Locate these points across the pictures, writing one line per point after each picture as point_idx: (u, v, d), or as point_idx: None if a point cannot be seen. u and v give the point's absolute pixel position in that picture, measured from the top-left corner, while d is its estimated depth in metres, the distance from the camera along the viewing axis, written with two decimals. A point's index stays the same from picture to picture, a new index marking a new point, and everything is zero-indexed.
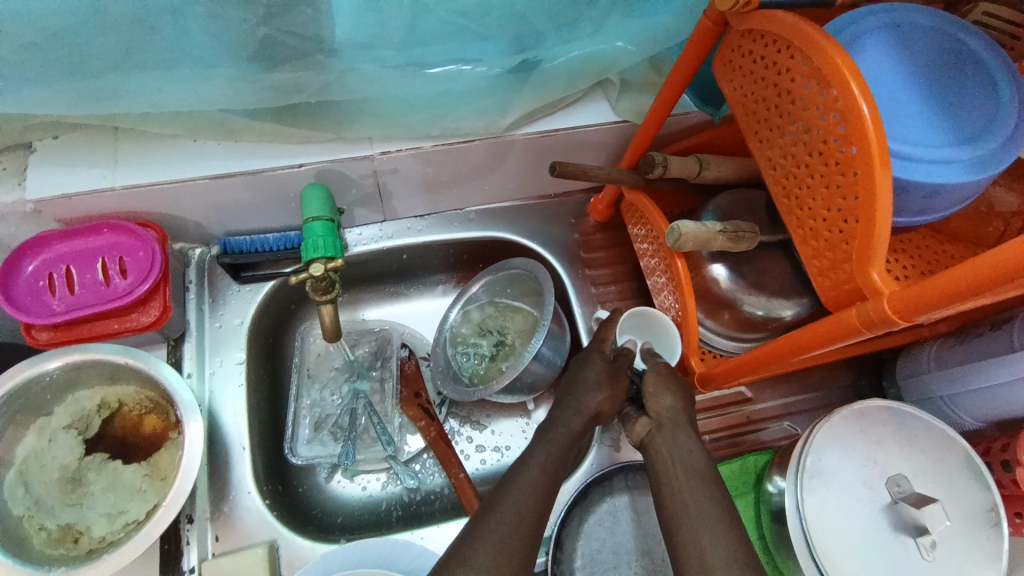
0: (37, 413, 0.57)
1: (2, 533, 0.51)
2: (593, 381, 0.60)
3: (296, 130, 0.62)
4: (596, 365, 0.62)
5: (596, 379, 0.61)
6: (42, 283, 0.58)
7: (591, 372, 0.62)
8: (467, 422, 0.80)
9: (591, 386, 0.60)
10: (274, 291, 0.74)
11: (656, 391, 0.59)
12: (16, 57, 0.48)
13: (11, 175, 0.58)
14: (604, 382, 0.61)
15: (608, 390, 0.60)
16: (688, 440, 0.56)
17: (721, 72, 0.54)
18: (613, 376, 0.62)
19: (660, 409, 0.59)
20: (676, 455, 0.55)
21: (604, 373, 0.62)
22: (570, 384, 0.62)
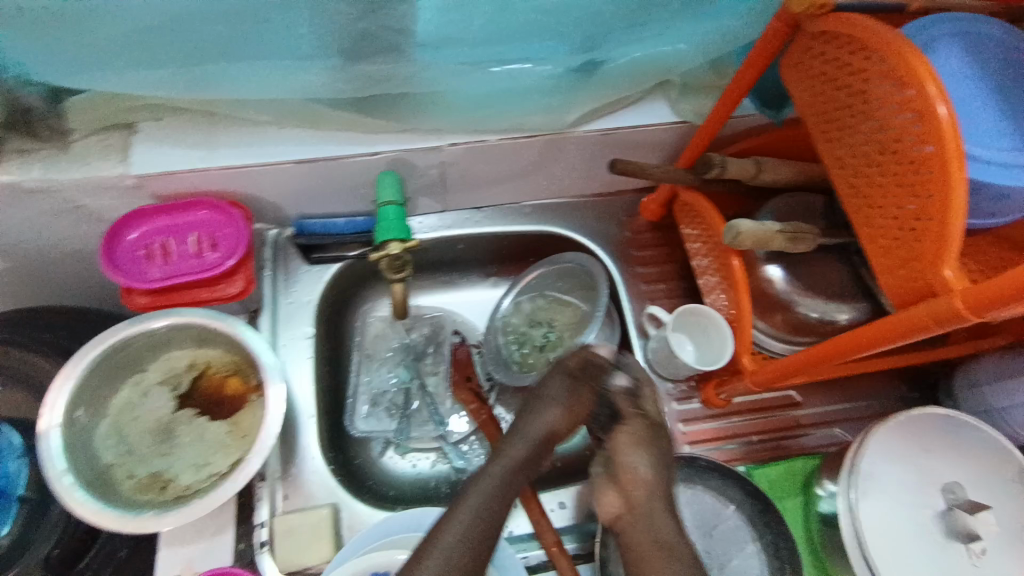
0: (132, 369, 0.62)
1: (98, 474, 0.56)
2: (557, 394, 0.52)
3: (373, 119, 0.66)
4: (557, 385, 0.52)
5: (558, 395, 0.52)
6: (140, 252, 0.64)
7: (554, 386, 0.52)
8: (513, 409, 0.83)
9: (554, 402, 0.51)
10: (339, 272, 0.79)
11: (630, 437, 0.49)
12: (138, 39, 0.53)
13: (115, 151, 0.63)
14: (569, 401, 0.51)
15: (569, 413, 0.51)
16: (665, 508, 0.47)
17: (787, 73, 0.56)
18: (577, 399, 0.51)
19: (634, 478, 0.48)
20: (648, 531, 0.46)
21: (568, 390, 0.52)
22: (529, 401, 0.53)
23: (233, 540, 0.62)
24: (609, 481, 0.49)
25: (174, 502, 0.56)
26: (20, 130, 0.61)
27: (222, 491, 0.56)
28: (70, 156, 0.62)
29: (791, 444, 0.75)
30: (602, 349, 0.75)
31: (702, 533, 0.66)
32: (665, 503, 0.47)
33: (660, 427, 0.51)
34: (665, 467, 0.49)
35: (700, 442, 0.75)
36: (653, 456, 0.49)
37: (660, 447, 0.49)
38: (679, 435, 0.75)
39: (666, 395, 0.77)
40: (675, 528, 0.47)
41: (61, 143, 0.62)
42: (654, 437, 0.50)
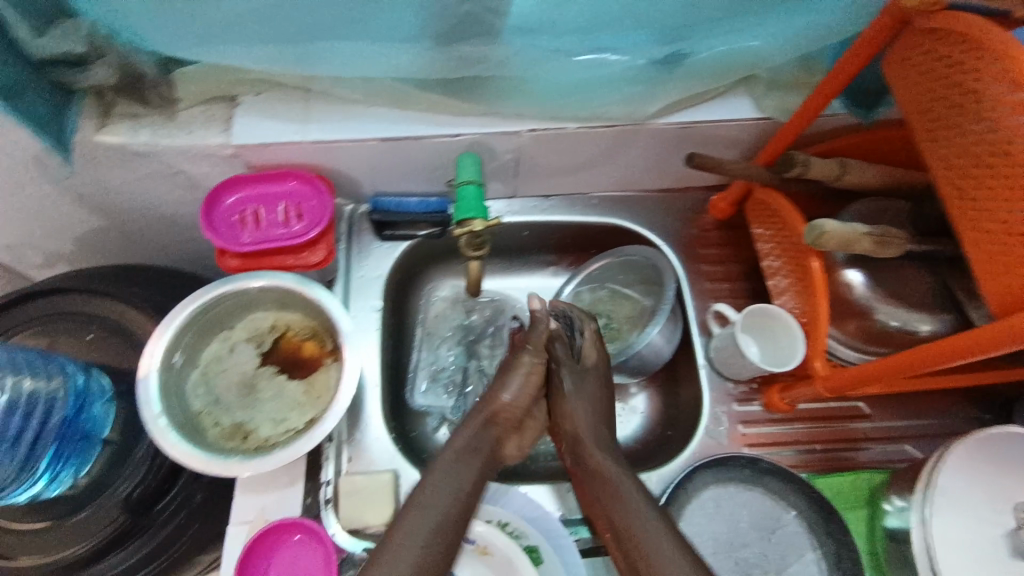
0: (221, 326, 0.67)
1: (189, 421, 0.61)
2: (520, 373, 0.64)
3: (458, 102, 0.68)
4: (526, 362, 0.65)
5: (520, 372, 0.64)
6: (235, 217, 0.68)
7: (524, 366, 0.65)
8: None
9: (516, 378, 0.64)
10: (408, 251, 0.81)
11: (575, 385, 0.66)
12: (258, 14, 0.56)
13: (218, 121, 0.68)
14: (527, 376, 0.64)
15: (534, 383, 0.64)
16: (606, 453, 0.62)
17: (891, 68, 0.55)
18: (540, 371, 0.65)
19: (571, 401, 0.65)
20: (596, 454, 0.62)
21: (532, 365, 0.65)
22: (497, 380, 0.65)
23: (301, 496, 0.65)
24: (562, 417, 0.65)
25: (254, 450, 0.60)
26: (133, 97, 0.65)
27: (298, 446, 0.59)
28: (178, 123, 0.67)
29: (856, 455, 0.72)
30: (662, 344, 0.74)
31: (757, 536, 0.66)
32: (597, 429, 0.64)
33: (597, 372, 0.68)
34: (602, 404, 0.66)
35: (758, 447, 0.72)
36: (587, 401, 0.65)
37: (595, 388, 0.66)
38: (738, 436, 0.73)
39: (726, 395, 0.75)
40: (610, 458, 0.62)
41: (169, 111, 0.67)
42: (596, 382, 0.67)
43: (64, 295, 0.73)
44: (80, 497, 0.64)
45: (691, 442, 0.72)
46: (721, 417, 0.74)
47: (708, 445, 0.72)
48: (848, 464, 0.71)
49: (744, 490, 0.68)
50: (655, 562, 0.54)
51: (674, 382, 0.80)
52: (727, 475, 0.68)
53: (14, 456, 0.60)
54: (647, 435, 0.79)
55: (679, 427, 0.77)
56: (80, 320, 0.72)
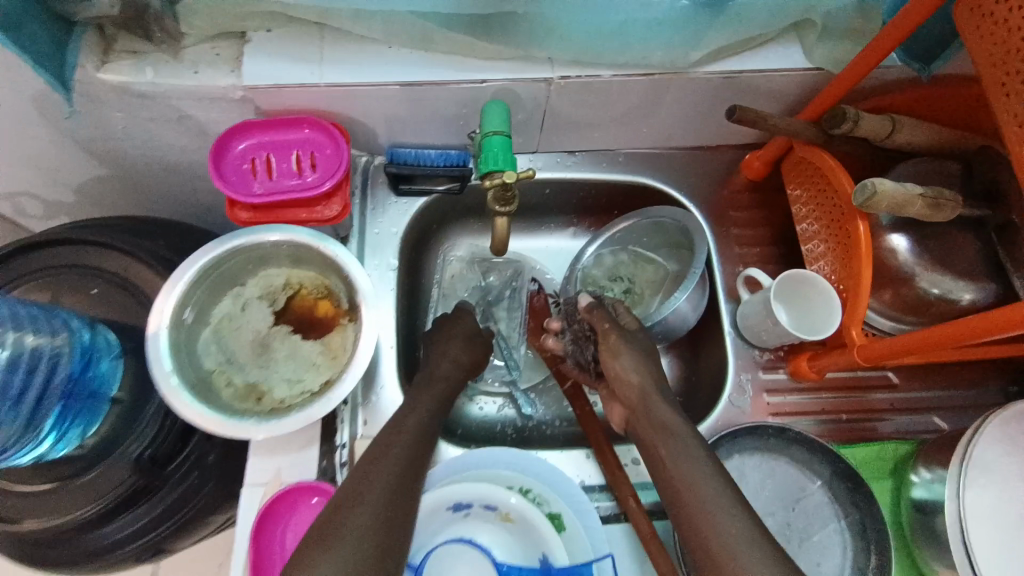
0: (232, 282, 0.64)
1: (201, 380, 0.58)
2: (455, 345, 0.68)
3: (487, 44, 0.63)
4: (458, 338, 0.69)
5: (454, 347, 0.68)
6: (245, 165, 0.63)
7: (455, 337, 0.69)
8: None
9: (451, 353, 0.67)
10: (426, 207, 0.78)
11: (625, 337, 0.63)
12: None
13: (227, 61, 0.62)
14: (460, 355, 0.68)
15: (467, 361, 0.68)
16: (664, 401, 0.58)
17: (959, 17, 0.51)
18: (471, 352, 0.69)
19: (619, 368, 0.61)
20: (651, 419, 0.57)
21: (465, 343, 0.69)
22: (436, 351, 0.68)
23: (317, 458, 0.62)
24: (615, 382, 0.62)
25: (270, 412, 0.58)
26: (136, 31, 0.60)
27: (318, 408, 0.57)
28: (184, 61, 0.62)
29: (878, 426, 0.70)
30: (689, 311, 0.71)
31: (781, 506, 0.64)
32: (650, 380, 0.60)
33: (639, 334, 0.65)
34: (650, 357, 0.63)
35: (783, 416, 0.70)
36: (637, 356, 0.62)
37: (642, 344, 0.64)
38: (762, 407, 0.71)
39: (752, 362, 0.73)
40: (668, 406, 0.58)
41: (174, 48, 0.62)
42: (641, 341, 0.64)
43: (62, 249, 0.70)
44: (88, 457, 0.62)
45: (713, 411, 0.71)
46: (745, 385, 0.71)
47: (731, 414, 0.70)
48: (873, 437, 0.69)
49: (768, 460, 0.66)
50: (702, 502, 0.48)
51: (697, 349, 0.78)
52: (753, 444, 0.66)
53: (16, 413, 0.56)
54: None
55: (701, 394, 0.75)
56: (84, 274, 0.69)
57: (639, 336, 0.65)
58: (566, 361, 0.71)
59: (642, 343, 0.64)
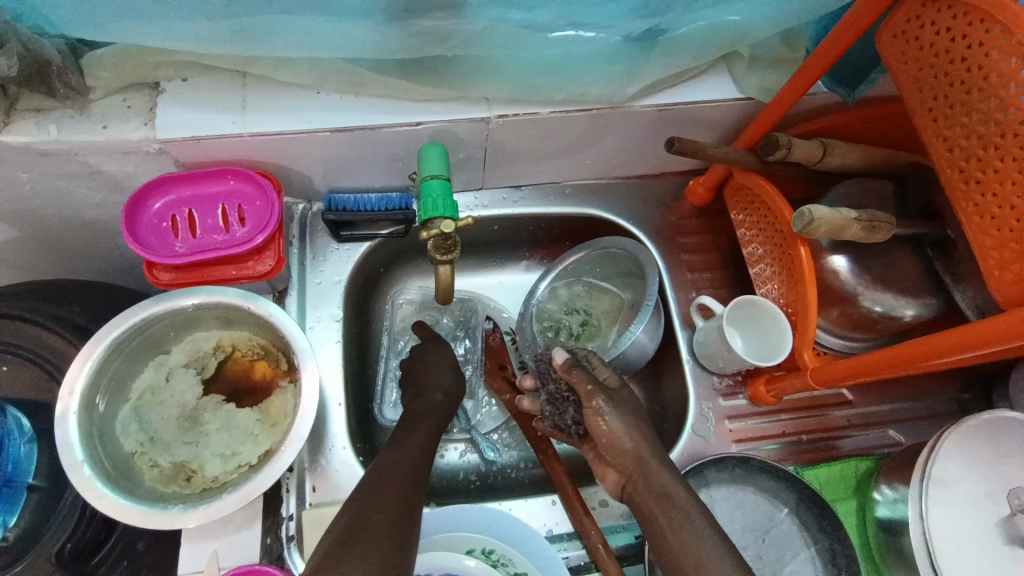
0: (155, 350, 0.59)
1: (120, 465, 0.53)
2: (441, 366, 0.68)
3: (421, 87, 0.61)
4: (443, 361, 0.69)
5: (440, 368, 0.68)
6: (166, 224, 0.59)
7: (440, 359, 0.69)
8: None
9: (439, 374, 0.67)
10: (370, 251, 0.74)
11: (611, 397, 0.56)
12: None
13: (139, 113, 0.58)
14: (450, 374, 0.67)
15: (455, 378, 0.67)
16: (659, 457, 0.53)
17: (881, 37, 0.50)
18: (456, 372, 0.69)
19: (609, 432, 0.54)
20: (648, 487, 0.51)
21: (448, 365, 0.69)
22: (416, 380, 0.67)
23: (260, 534, 0.58)
24: (603, 444, 0.54)
25: (200, 494, 0.53)
26: (38, 88, 0.55)
27: (255, 485, 0.52)
28: (91, 116, 0.57)
29: (838, 445, 0.71)
30: (646, 342, 0.70)
31: (753, 539, 0.63)
32: (641, 444, 0.53)
33: (624, 389, 0.58)
34: (640, 415, 0.56)
35: (746, 441, 0.70)
36: (626, 417, 0.55)
37: (628, 402, 0.56)
38: (726, 432, 0.70)
39: (712, 389, 0.72)
40: (667, 469, 0.52)
41: (81, 103, 0.57)
42: (627, 400, 0.57)
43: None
44: (8, 553, 0.55)
45: (679, 442, 0.69)
46: (708, 413, 0.71)
47: (697, 443, 0.69)
48: (835, 454, 0.70)
49: (736, 491, 0.65)
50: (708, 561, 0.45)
51: (658, 378, 0.77)
52: (719, 476, 0.65)
53: None
54: None
55: (665, 426, 0.74)
56: None
57: (624, 392, 0.58)
58: (542, 422, 0.65)
59: (629, 400, 0.57)
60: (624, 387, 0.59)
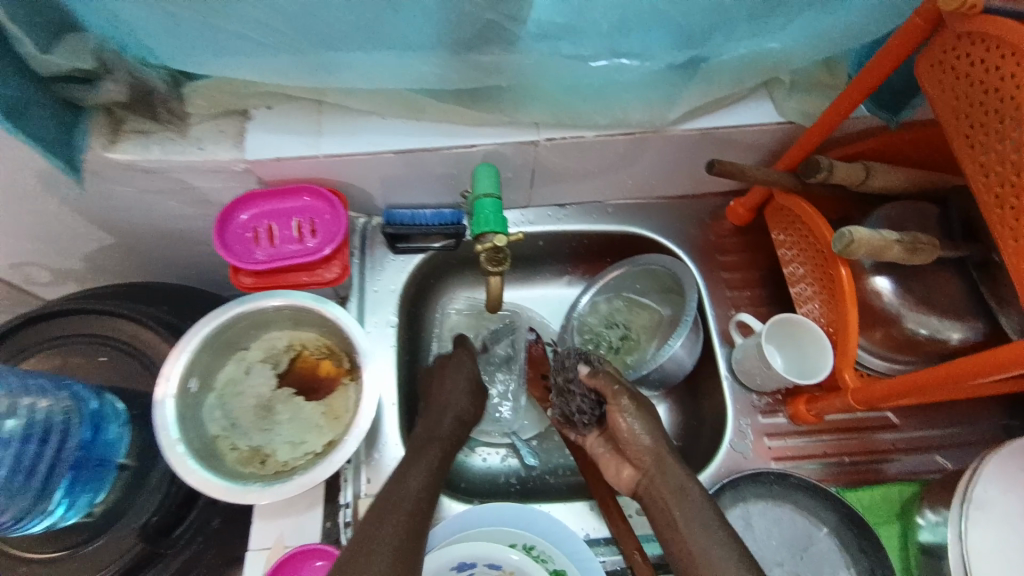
0: (236, 347, 0.65)
1: (205, 446, 0.59)
2: (459, 384, 0.71)
3: (475, 112, 0.67)
4: (462, 373, 0.72)
5: (459, 384, 0.71)
6: (249, 234, 0.66)
7: (461, 373, 0.72)
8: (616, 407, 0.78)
9: (457, 391, 0.70)
10: (423, 263, 0.80)
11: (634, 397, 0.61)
12: (279, 26, 0.54)
13: (229, 136, 0.66)
14: (469, 384, 0.71)
15: (472, 391, 0.71)
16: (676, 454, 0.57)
17: (922, 71, 0.53)
18: (474, 387, 0.72)
19: (628, 429, 0.58)
20: (665, 483, 0.55)
21: (468, 379, 0.72)
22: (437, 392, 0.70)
23: (322, 518, 0.63)
24: (623, 441, 0.59)
25: (274, 475, 0.59)
26: (143, 112, 0.63)
27: (321, 470, 0.58)
28: (189, 139, 0.65)
29: (883, 468, 0.69)
30: (685, 356, 0.71)
31: (789, 555, 0.64)
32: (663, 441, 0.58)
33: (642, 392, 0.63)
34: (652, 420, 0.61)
35: (785, 460, 0.70)
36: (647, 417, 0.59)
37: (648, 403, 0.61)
38: (764, 450, 0.70)
39: (751, 406, 0.73)
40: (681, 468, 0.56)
41: (180, 127, 0.66)
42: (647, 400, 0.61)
43: (65, 319, 0.71)
44: (95, 525, 0.63)
45: (717, 455, 0.70)
46: (745, 430, 0.71)
47: (735, 458, 0.70)
48: (879, 477, 0.69)
49: (774, 506, 0.66)
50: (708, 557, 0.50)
51: (695, 392, 0.79)
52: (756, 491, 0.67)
53: (30, 484, 0.58)
54: None
55: (701, 439, 0.75)
56: (92, 340, 0.70)
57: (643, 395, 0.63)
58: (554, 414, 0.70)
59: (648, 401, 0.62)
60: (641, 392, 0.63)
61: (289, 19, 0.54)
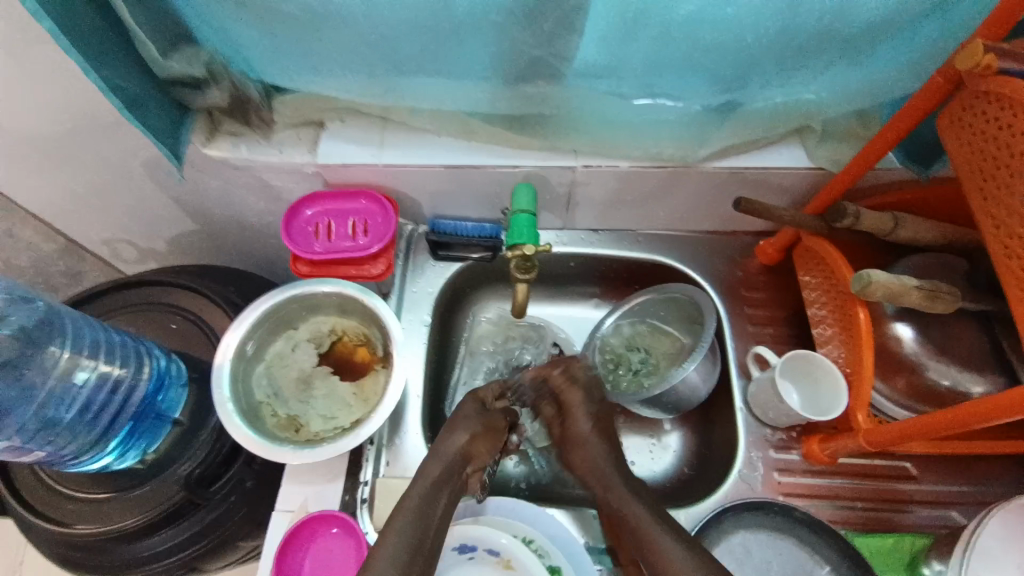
0: (287, 325, 0.73)
1: (251, 408, 0.67)
2: (461, 420, 0.64)
3: (521, 137, 0.73)
4: (470, 410, 0.65)
5: (467, 425, 0.63)
6: (310, 228, 0.75)
7: (468, 410, 0.65)
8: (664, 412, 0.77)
9: (458, 430, 0.62)
10: (459, 272, 0.86)
11: (572, 415, 0.66)
12: (361, 53, 0.63)
13: (306, 143, 0.75)
14: (470, 428, 0.63)
15: (473, 432, 0.63)
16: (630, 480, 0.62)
17: (943, 127, 0.56)
18: (483, 422, 0.64)
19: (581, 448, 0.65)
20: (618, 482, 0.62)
21: (473, 416, 0.64)
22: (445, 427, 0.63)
23: (341, 491, 0.69)
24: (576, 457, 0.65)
25: (305, 442, 0.65)
26: (237, 118, 0.73)
27: (346, 442, 0.63)
28: (272, 143, 0.75)
29: (895, 517, 0.69)
30: (699, 382, 0.74)
31: None
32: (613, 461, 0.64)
33: (585, 406, 0.66)
34: (611, 435, 0.66)
35: (795, 496, 0.70)
36: (584, 437, 0.65)
37: (585, 424, 0.65)
38: (772, 484, 0.71)
39: (763, 440, 0.73)
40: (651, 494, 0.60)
41: (266, 132, 0.75)
42: (585, 415, 0.65)
43: (137, 289, 0.81)
44: (143, 471, 0.70)
45: (724, 484, 0.71)
46: (755, 461, 0.72)
47: (740, 488, 0.71)
48: (890, 526, 0.68)
49: (775, 538, 0.67)
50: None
51: (709, 422, 0.80)
52: (758, 521, 0.68)
53: (95, 425, 0.66)
54: (676, 473, 0.79)
55: (711, 467, 0.77)
56: (166, 310, 0.80)
57: (586, 407, 0.66)
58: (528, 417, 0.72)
59: (588, 413, 0.66)
60: (588, 402, 0.66)
61: (370, 48, 0.62)
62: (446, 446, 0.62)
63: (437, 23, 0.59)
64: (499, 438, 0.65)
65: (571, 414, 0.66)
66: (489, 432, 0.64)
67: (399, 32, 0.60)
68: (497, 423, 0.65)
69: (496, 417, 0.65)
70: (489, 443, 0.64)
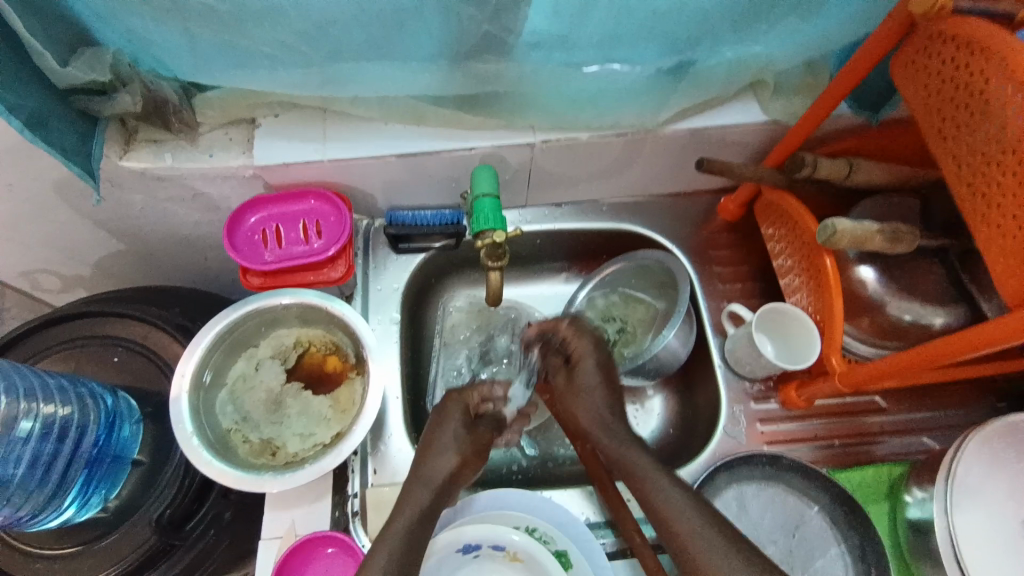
0: (246, 345, 0.69)
1: (218, 438, 0.63)
2: (446, 444, 0.60)
3: (473, 117, 0.70)
4: (455, 429, 0.61)
5: (450, 444, 0.60)
6: (257, 236, 0.69)
7: (448, 433, 0.61)
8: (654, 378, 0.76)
9: (444, 454, 0.59)
10: (423, 263, 0.82)
11: (583, 366, 0.64)
12: (292, 42, 0.57)
13: (238, 144, 0.69)
14: (461, 450, 0.60)
15: (464, 455, 0.60)
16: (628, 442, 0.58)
17: (897, 72, 0.57)
18: (472, 443, 0.61)
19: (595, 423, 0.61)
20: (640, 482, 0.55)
21: (462, 436, 0.61)
22: (425, 452, 0.60)
23: (330, 509, 0.66)
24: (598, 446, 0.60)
25: (285, 466, 0.62)
26: (156, 122, 0.66)
27: (330, 460, 0.61)
28: (200, 146, 0.68)
29: (873, 450, 0.73)
30: (679, 346, 0.74)
31: (783, 534, 0.67)
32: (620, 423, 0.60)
33: (595, 355, 0.64)
34: (616, 382, 0.64)
35: (778, 443, 0.73)
36: (595, 396, 0.62)
37: (595, 381, 0.62)
38: (757, 435, 0.73)
39: (744, 394, 0.75)
40: None
41: (191, 135, 0.68)
42: (595, 367, 0.63)
43: (69, 323, 0.73)
44: (110, 520, 0.64)
45: (711, 443, 0.73)
46: (739, 416, 0.74)
47: (728, 445, 0.72)
48: (869, 460, 0.72)
49: (767, 488, 0.69)
50: (699, 554, 0.48)
51: (690, 383, 0.81)
52: (750, 474, 0.70)
53: (47, 481, 0.60)
54: (663, 437, 0.80)
55: (697, 428, 0.78)
56: (106, 343, 0.72)
57: (596, 357, 0.64)
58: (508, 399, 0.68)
59: (599, 365, 0.64)
60: (597, 351, 0.65)
61: (305, 37, 0.56)
62: (432, 470, 0.58)
63: (375, 4, 0.54)
64: (485, 452, 0.63)
65: (581, 368, 0.64)
66: (478, 453, 0.61)
67: (336, 16, 0.54)
68: (484, 438, 0.62)
69: (482, 433, 0.63)
70: (474, 465, 0.61)
